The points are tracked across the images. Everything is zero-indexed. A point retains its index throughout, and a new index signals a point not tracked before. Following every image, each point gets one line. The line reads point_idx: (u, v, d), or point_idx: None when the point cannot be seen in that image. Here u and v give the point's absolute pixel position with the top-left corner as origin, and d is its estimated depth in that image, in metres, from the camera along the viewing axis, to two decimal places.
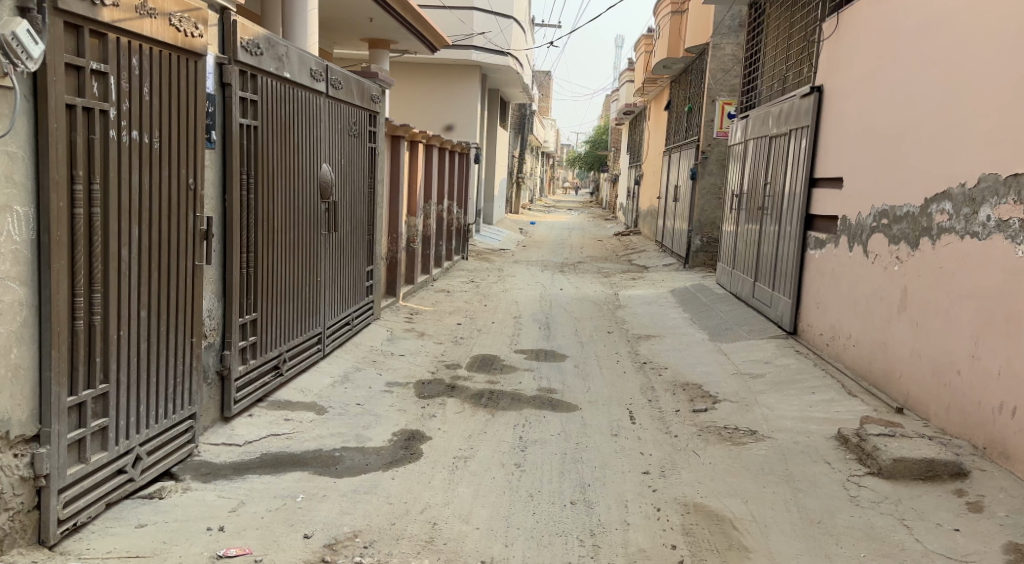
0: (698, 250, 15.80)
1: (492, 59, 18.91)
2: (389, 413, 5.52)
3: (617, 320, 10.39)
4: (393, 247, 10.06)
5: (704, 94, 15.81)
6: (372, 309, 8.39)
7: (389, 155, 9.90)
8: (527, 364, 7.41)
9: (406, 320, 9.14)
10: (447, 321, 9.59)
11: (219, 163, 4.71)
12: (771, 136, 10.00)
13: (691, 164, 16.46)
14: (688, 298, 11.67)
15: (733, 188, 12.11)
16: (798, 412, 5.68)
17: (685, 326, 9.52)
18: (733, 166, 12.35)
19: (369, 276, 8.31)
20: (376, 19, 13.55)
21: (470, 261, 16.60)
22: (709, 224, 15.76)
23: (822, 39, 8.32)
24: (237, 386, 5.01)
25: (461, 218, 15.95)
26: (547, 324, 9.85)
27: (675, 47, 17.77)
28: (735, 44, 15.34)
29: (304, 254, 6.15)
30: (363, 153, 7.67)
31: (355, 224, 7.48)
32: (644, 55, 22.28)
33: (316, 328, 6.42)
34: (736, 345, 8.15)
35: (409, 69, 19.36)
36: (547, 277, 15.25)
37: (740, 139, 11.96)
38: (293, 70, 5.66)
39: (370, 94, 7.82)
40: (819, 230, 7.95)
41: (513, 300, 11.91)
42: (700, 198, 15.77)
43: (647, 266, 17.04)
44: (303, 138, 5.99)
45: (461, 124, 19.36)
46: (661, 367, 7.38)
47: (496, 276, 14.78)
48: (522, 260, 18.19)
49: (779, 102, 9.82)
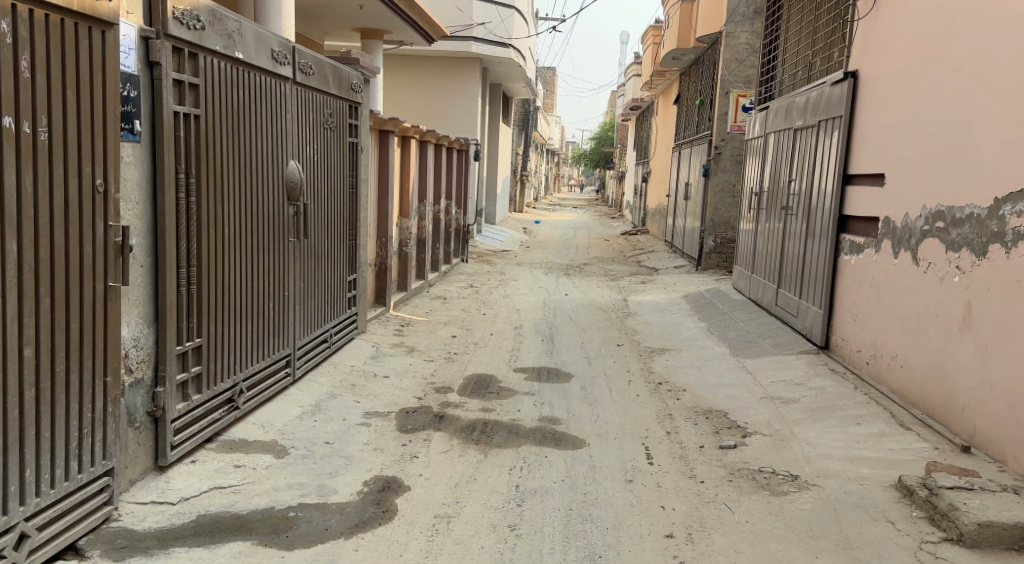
0: (711, 251, 14.94)
1: (492, 51, 17.99)
2: (362, 454, 4.68)
3: (627, 330, 9.54)
4: (382, 252, 9.24)
5: (717, 86, 14.95)
6: (355, 322, 7.58)
7: (376, 152, 9.08)
8: (528, 386, 6.57)
9: (395, 333, 8.31)
10: (441, 334, 8.76)
11: (146, 159, 3.94)
12: (796, 129, 9.14)
13: (704, 160, 15.59)
14: (704, 305, 10.80)
15: (751, 185, 11.24)
16: (844, 450, 4.83)
17: (702, 339, 8.66)
18: (751, 162, 11.49)
19: (352, 286, 7.48)
20: (366, 7, 12.72)
21: (470, 264, 15.77)
22: (722, 224, 14.91)
23: (855, 20, 7.48)
24: (177, 427, 4.21)
25: (460, 219, 15.13)
26: (551, 336, 9.01)
27: (685, 37, 16.91)
28: (750, 32, 14.49)
29: (267, 264, 5.33)
30: (342, 148, 6.87)
31: (332, 228, 6.66)
32: (652, 47, 21.42)
33: (284, 349, 5.60)
34: (762, 362, 7.29)
35: (406, 62, 18.55)
36: (551, 281, 14.42)
37: (759, 133, 11.08)
38: (249, 50, 4.87)
39: (350, 83, 7.02)
40: (855, 233, 7.10)
41: (514, 308, 11.07)
42: (714, 196, 14.90)
43: (657, 268, 16.18)
44: (265, 130, 5.18)
45: (460, 120, 18.50)
46: (678, 389, 6.53)
47: (497, 281, 13.94)
48: (525, 262, 17.36)
49: (804, 91, 8.97)
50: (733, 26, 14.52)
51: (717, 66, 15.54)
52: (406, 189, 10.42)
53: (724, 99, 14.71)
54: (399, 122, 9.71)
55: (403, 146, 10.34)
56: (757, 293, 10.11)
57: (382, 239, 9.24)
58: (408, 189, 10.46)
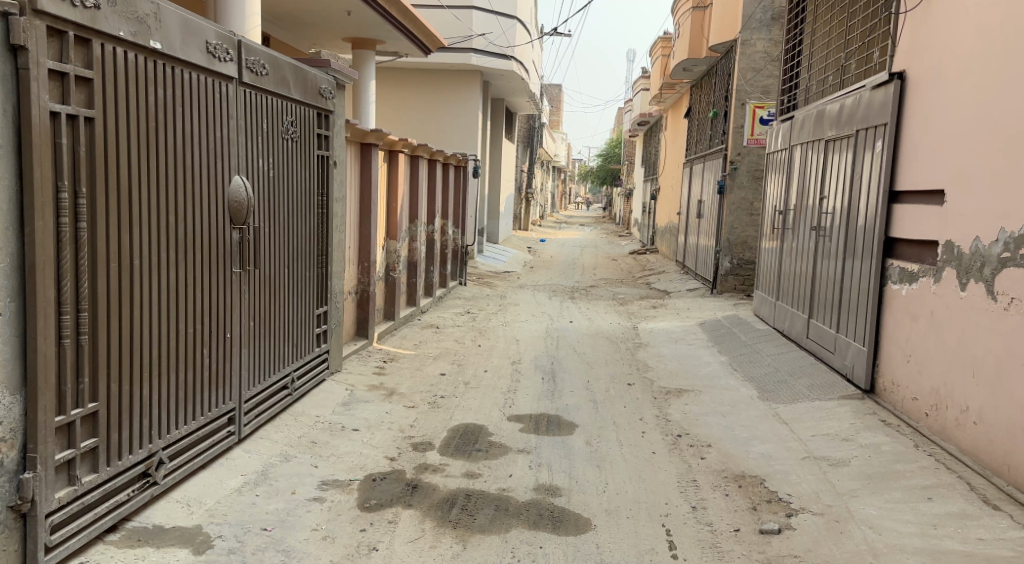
0: (727, 273, 13.96)
1: (493, 63, 17.15)
2: (306, 547, 3.71)
3: (639, 364, 8.56)
4: (365, 278, 8.31)
5: (732, 97, 14.02)
6: (327, 362, 6.60)
7: (359, 167, 8.15)
8: (524, 440, 5.60)
9: (377, 371, 7.36)
10: (429, 370, 7.80)
11: (8, 173, 3.03)
12: (827, 140, 8.20)
13: (718, 177, 14.63)
14: (723, 335, 9.80)
15: (774, 203, 10.27)
16: (916, 541, 3.84)
17: (724, 377, 7.67)
18: (773, 178, 10.52)
19: (323, 320, 6.52)
20: (355, 13, 11.86)
21: (470, 287, 14.83)
22: (739, 244, 13.92)
23: (901, 13, 6.55)
24: (60, 519, 3.27)
25: (458, 239, 14.23)
26: (553, 372, 8.04)
27: (697, 47, 15.99)
28: (768, 40, 13.59)
29: (202, 301, 4.36)
30: (306, 163, 5.91)
31: (292, 255, 5.69)
32: (661, 59, 20.54)
33: (225, 405, 4.61)
34: (797, 411, 6.29)
35: (402, 75, 17.66)
36: (555, 305, 13.46)
37: (782, 146, 10.14)
38: (172, 40, 3.94)
39: (318, 87, 6.09)
40: (907, 258, 6.15)
41: (514, 337, 10.11)
42: (729, 215, 13.94)
43: (669, 291, 15.20)
44: (198, 139, 4.23)
45: (459, 136, 17.62)
46: (701, 444, 5.55)
47: (497, 306, 12.99)
48: (528, 284, 16.42)
49: (836, 98, 8.01)
50: (749, 33, 13.63)
51: (731, 76, 14.62)
52: (394, 208, 9.48)
53: (739, 111, 13.78)
54: (385, 134, 8.78)
55: (391, 161, 9.41)
56: (784, 322, 9.12)
57: (365, 264, 8.29)
58: (396, 208, 9.53)
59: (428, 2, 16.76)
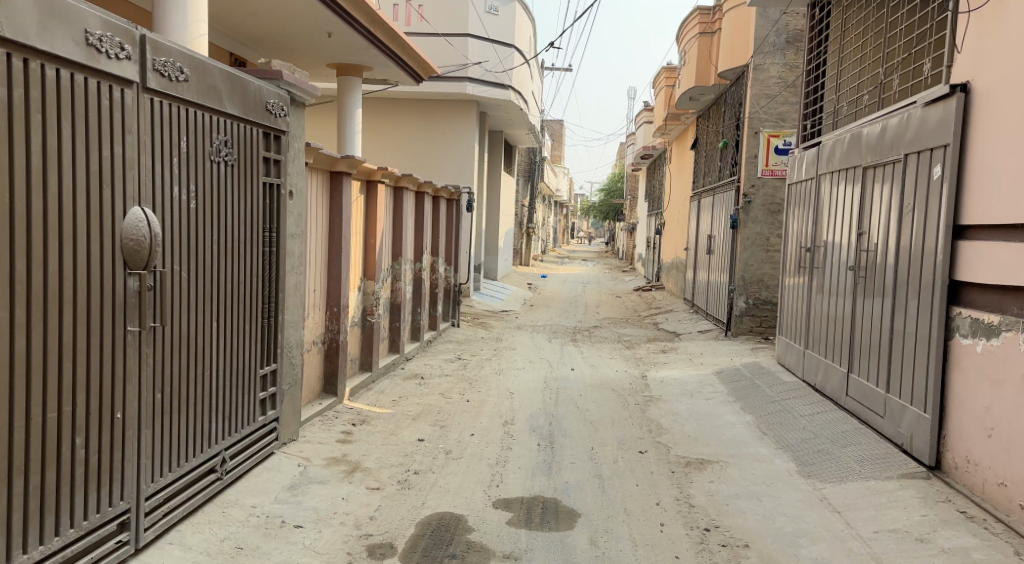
0: (742, 314, 12.84)
1: (490, 93, 16.18)
2: None
3: (651, 424, 7.41)
4: (333, 324, 7.20)
5: (744, 126, 13.01)
6: (276, 431, 5.47)
7: (327, 199, 7.07)
8: (512, 537, 4.47)
9: (342, 439, 6.22)
10: (405, 435, 6.65)
11: None
12: (864, 166, 7.11)
13: (729, 210, 13.56)
14: (744, 388, 8.66)
15: (798, 239, 9.17)
16: None
17: (752, 446, 6.53)
18: (796, 211, 9.42)
19: (271, 381, 5.40)
20: (336, 35, 10.90)
21: (463, 328, 13.71)
22: (754, 283, 12.81)
23: (960, 11, 5.51)
24: None
25: (449, 277, 13.12)
26: (551, 435, 6.89)
27: (705, 75, 14.98)
28: (782, 65, 12.64)
29: (70, 369, 3.32)
30: (247, 192, 4.83)
31: (224, 305, 4.60)
32: (666, 89, 19.63)
33: (104, 505, 3.52)
34: (849, 495, 5.16)
35: (391, 104, 16.66)
36: (555, 349, 12.32)
37: (806, 175, 9.06)
38: (23, 20, 2.99)
39: (263, 100, 5.01)
40: (979, 306, 5.08)
41: (507, 390, 8.96)
42: (743, 251, 12.85)
43: (678, 333, 14.08)
44: (67, 156, 3.24)
45: (455, 169, 16.62)
46: (737, 545, 4.41)
47: (491, 351, 11.85)
48: (526, 325, 15.30)
49: (876, 118, 6.94)
50: (761, 57, 12.67)
51: (742, 103, 13.63)
52: (372, 246, 8.39)
53: (752, 140, 12.74)
54: (360, 162, 7.74)
55: (368, 192, 8.36)
56: (816, 375, 8.00)
57: (334, 309, 7.19)
58: (375, 245, 8.45)
59: (421, 29, 15.87)
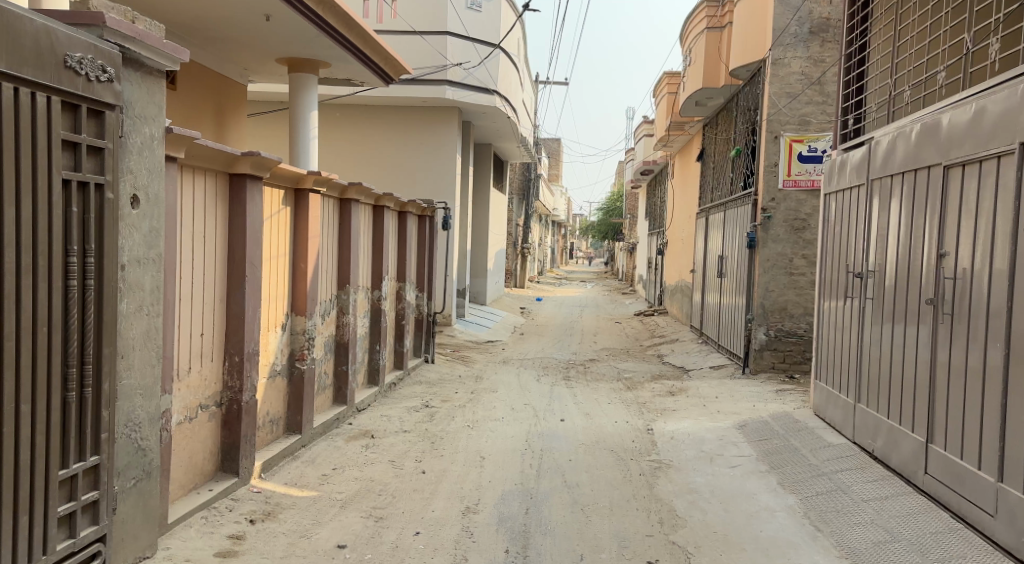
0: (761, 348, 11.03)
1: (471, 98, 14.49)
2: None
3: (662, 510, 5.58)
4: (233, 379, 5.36)
5: (760, 129, 11.21)
6: (104, 555, 3.70)
7: (224, 210, 5.24)
8: None
9: (224, 553, 4.38)
10: (320, 538, 4.79)
11: None
12: (946, 164, 5.34)
13: (744, 227, 11.74)
14: (777, 452, 6.82)
15: (840, 261, 7.33)
16: None
17: (803, 553, 4.70)
18: (835, 227, 7.56)
19: (92, 483, 3.61)
20: (275, 19, 9.16)
21: (438, 363, 11.86)
22: (776, 312, 10.97)
23: None
24: None
25: (421, 306, 11.28)
26: (525, 531, 5.07)
27: (714, 73, 13.13)
28: (805, 59, 10.86)
29: None
30: (23, 190, 3.19)
31: None
32: (667, 97, 17.91)
33: None
34: None
35: (360, 111, 14.84)
36: (543, 391, 10.47)
37: (849, 181, 7.23)
38: None
39: (57, 50, 3.30)
40: None
41: (477, 452, 7.10)
42: (762, 275, 11.01)
43: (686, 370, 12.25)
44: None
45: (435, 184, 14.83)
46: None
47: (468, 394, 9.99)
48: (513, 358, 13.45)
49: (965, 100, 5.19)
50: (781, 50, 10.89)
51: (757, 106, 11.73)
52: (301, 273, 6.54)
53: (772, 145, 10.92)
54: (275, 161, 5.90)
55: (295, 203, 6.52)
56: (873, 438, 6.18)
57: (236, 357, 5.35)
58: (308, 271, 6.59)
59: (395, 26, 14.15)
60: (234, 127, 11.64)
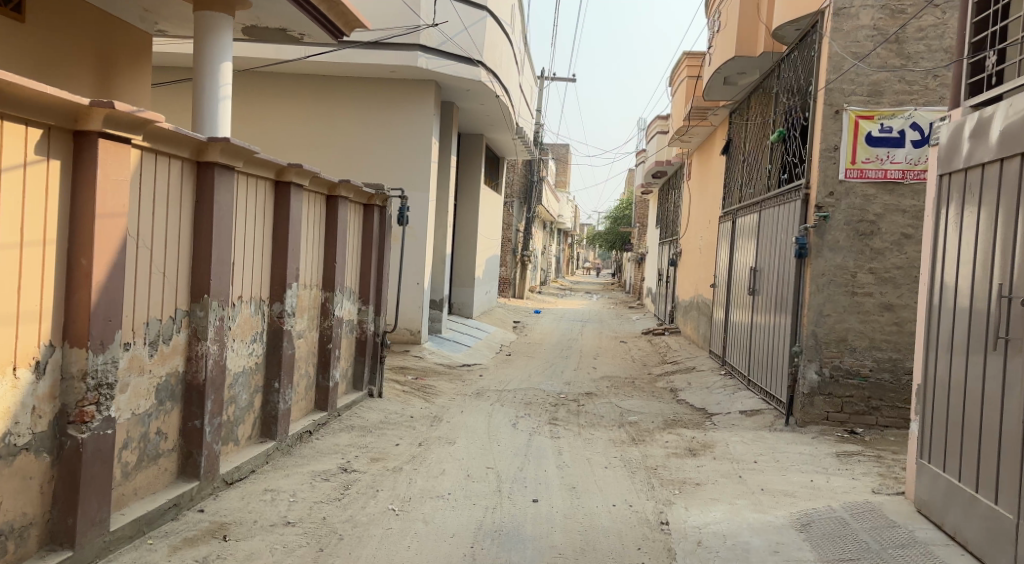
0: (811, 391, 8.31)
1: (449, 69, 11.76)
2: None
3: None
4: None
5: (815, 104, 8.48)
6: None
7: None
8: None
9: None
10: None
11: None
12: None
13: (790, 231, 8.99)
14: None
15: (978, 280, 4.56)
16: None
17: None
18: (959, 226, 4.82)
19: None
20: None
21: (388, 397, 9.14)
22: (832, 344, 8.25)
23: None
24: None
25: (364, 323, 8.57)
26: None
27: (750, 37, 10.40)
28: (879, 9, 8.13)
29: None
30: None
31: None
32: (687, 80, 15.11)
33: None
34: None
35: (314, 81, 12.17)
36: (519, 443, 7.75)
37: (994, 151, 4.49)
38: None
39: None
40: None
41: None
42: (815, 294, 8.26)
43: (710, 414, 9.50)
44: None
45: (401, 172, 12.17)
46: None
47: (414, 446, 7.29)
48: (491, 390, 10.72)
49: None
50: None
51: (810, 76, 8.99)
52: (85, 274, 3.84)
53: (831, 122, 8.19)
54: None
55: (73, 157, 3.84)
56: None
57: None
58: (99, 271, 3.89)
59: None
60: (134, 88, 9.04)
